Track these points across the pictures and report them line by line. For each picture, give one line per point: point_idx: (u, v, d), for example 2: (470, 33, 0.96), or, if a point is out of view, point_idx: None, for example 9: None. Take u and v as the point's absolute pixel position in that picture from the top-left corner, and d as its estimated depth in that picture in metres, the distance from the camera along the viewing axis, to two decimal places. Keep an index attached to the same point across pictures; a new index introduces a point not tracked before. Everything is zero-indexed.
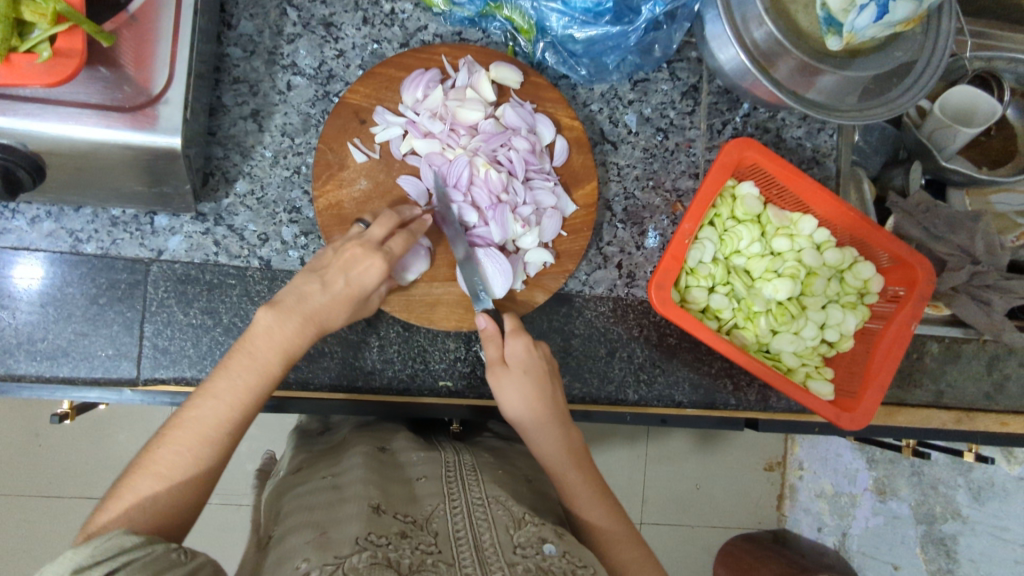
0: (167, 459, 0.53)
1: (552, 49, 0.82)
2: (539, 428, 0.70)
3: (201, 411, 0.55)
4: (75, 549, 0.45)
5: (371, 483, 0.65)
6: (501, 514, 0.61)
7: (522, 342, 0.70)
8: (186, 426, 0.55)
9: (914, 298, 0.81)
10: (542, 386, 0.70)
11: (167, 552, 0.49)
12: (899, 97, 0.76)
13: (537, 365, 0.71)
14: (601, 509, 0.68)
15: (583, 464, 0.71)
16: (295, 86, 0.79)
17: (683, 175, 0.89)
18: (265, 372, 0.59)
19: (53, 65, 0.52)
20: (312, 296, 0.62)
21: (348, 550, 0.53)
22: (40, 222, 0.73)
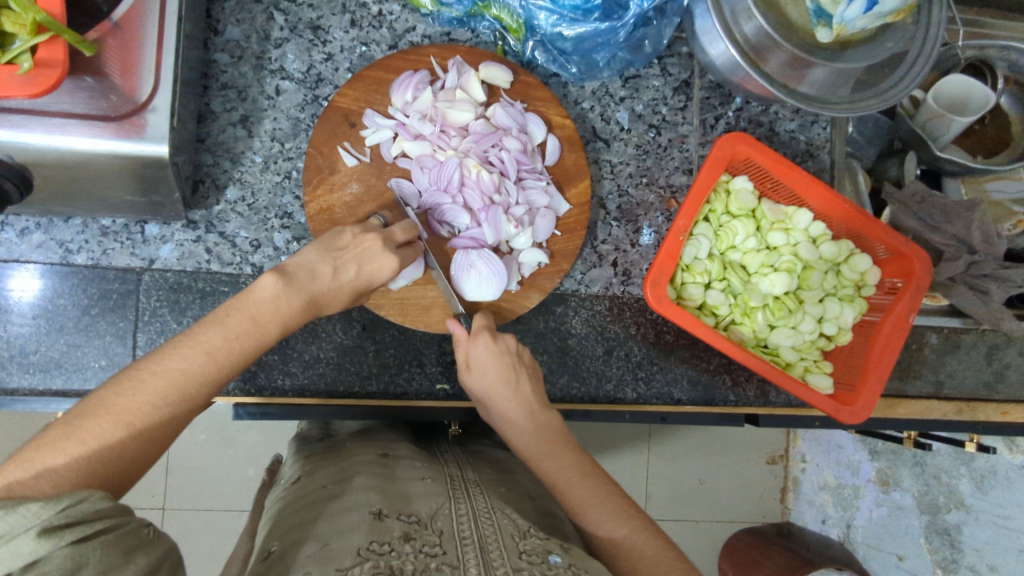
0: (139, 403, 0.52)
1: (542, 47, 0.81)
2: (508, 425, 0.71)
3: (186, 364, 0.55)
4: (48, 502, 0.43)
5: (373, 490, 0.65)
6: (504, 522, 0.62)
7: (483, 342, 0.71)
8: (166, 376, 0.54)
9: (911, 290, 0.81)
10: (505, 381, 0.71)
11: (139, 527, 0.48)
12: (892, 88, 0.76)
13: (498, 360, 0.71)
14: (583, 489, 0.67)
15: (557, 450, 0.70)
16: (284, 90, 0.79)
17: (676, 171, 0.88)
18: (260, 337, 0.59)
19: (35, 77, 0.50)
20: (318, 285, 0.63)
21: (351, 561, 0.52)
22: (30, 234, 0.73)
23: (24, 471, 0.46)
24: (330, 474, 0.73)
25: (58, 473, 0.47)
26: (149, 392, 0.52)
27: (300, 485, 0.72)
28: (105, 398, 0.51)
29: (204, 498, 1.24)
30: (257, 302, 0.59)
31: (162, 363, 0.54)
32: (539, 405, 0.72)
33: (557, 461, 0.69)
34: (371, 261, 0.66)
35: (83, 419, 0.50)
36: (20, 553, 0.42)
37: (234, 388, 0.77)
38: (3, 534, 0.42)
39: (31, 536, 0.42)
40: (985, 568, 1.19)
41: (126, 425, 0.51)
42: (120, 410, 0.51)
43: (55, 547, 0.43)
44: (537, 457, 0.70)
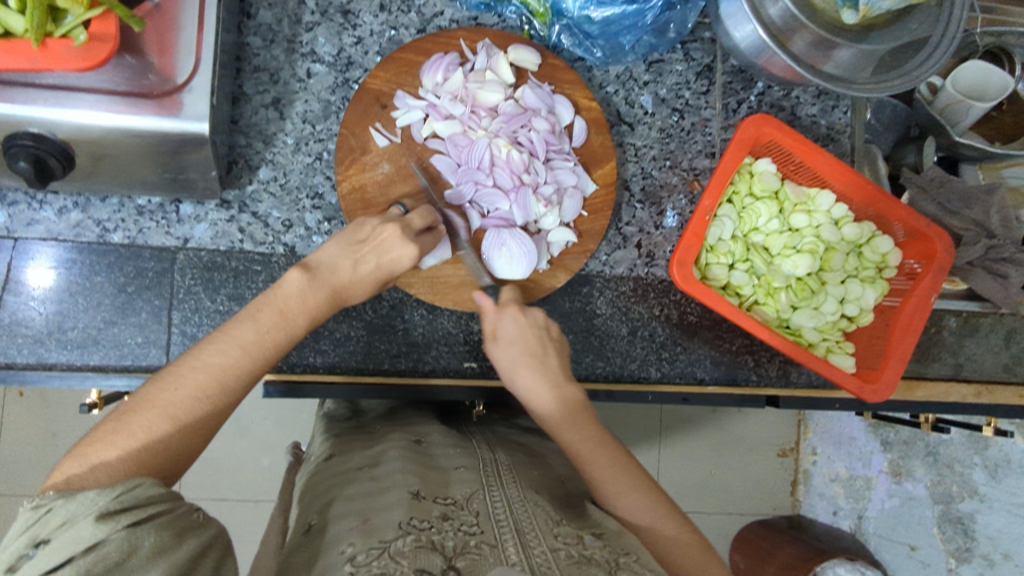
0: (182, 397, 0.53)
1: (568, 31, 0.83)
2: (534, 397, 0.70)
3: (223, 358, 0.56)
4: (103, 489, 0.45)
5: (408, 472, 0.66)
6: (538, 510, 0.61)
7: (510, 315, 0.72)
8: (206, 370, 0.55)
9: (933, 270, 0.81)
10: (531, 354, 0.71)
11: (188, 512, 0.49)
12: (918, 69, 0.76)
13: (526, 333, 0.71)
14: (605, 463, 0.65)
15: (580, 419, 0.68)
16: (315, 73, 0.80)
17: (699, 154, 0.89)
18: (293, 334, 0.61)
19: (88, 50, 0.53)
20: (344, 271, 0.65)
21: (393, 534, 0.53)
22: (67, 213, 0.74)
23: (81, 467, 0.49)
24: (364, 455, 0.73)
25: (110, 465, 0.49)
26: (190, 387, 0.54)
27: (334, 462, 0.73)
28: (149, 393, 0.53)
29: (221, 487, 1.26)
30: (284, 296, 0.61)
31: (202, 359, 0.56)
32: (562, 376, 0.71)
33: (579, 432, 0.67)
34: (392, 248, 0.67)
35: (130, 414, 0.52)
36: (80, 538, 0.43)
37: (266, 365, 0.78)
38: (64, 522, 0.44)
39: (91, 520, 0.44)
40: (998, 556, 1.19)
41: (173, 416, 0.53)
42: (164, 403, 0.53)
43: (112, 530, 0.44)
44: (558, 426, 0.68)
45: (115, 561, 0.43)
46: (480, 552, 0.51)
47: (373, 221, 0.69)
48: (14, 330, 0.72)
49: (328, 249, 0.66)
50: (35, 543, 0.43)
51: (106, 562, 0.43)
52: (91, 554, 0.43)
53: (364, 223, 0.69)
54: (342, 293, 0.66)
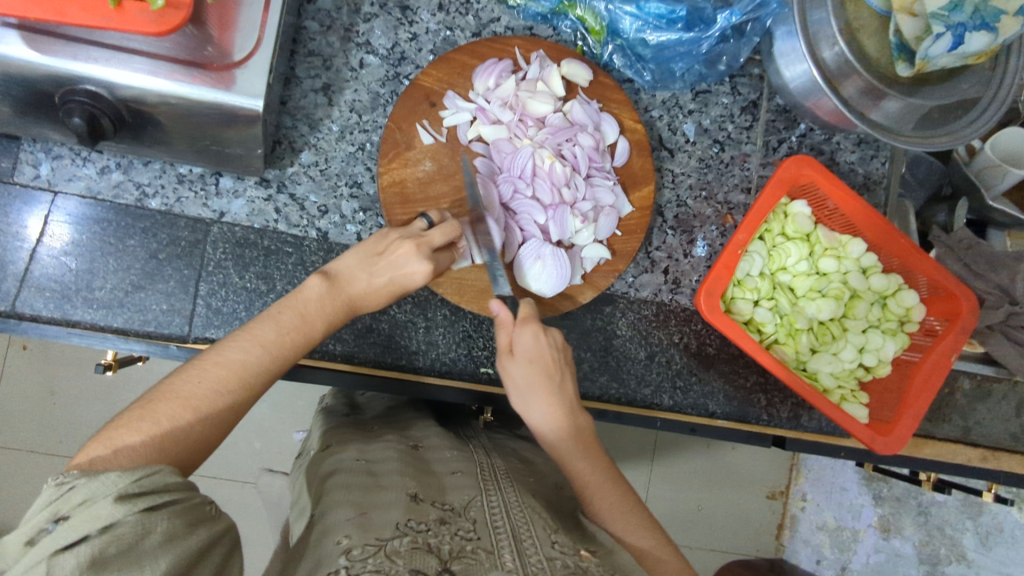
0: (204, 390, 0.55)
1: (621, 51, 0.84)
2: (548, 422, 0.70)
3: (245, 355, 0.58)
4: (125, 472, 0.45)
5: (407, 474, 0.65)
6: (537, 518, 0.61)
7: (530, 330, 0.69)
8: (228, 365, 0.57)
9: (956, 330, 0.81)
10: (548, 376, 0.70)
11: (202, 503, 0.49)
12: (964, 129, 0.77)
13: (546, 353, 0.69)
14: (614, 497, 0.67)
15: (591, 451, 0.70)
16: (367, 64, 0.81)
17: (735, 189, 0.89)
18: (309, 338, 0.63)
19: (162, 15, 0.53)
20: (357, 283, 0.66)
21: (390, 533, 0.52)
22: (109, 173, 0.75)
23: (104, 448, 0.49)
24: (366, 449, 0.73)
25: (133, 448, 0.49)
26: (209, 380, 0.55)
27: (332, 454, 0.73)
28: (174, 384, 0.54)
29: (211, 464, 1.25)
30: (304, 301, 0.63)
31: (224, 355, 0.57)
32: (575, 404, 0.72)
33: (591, 462, 0.69)
34: (407, 264, 0.66)
35: (153, 403, 0.53)
36: (97, 517, 0.43)
37: None
38: (84, 501, 0.43)
39: (109, 500, 0.44)
40: None
41: (193, 407, 0.53)
42: (185, 394, 0.53)
43: (129, 511, 0.44)
44: (569, 454, 0.69)
45: (127, 544, 0.43)
46: (475, 557, 0.50)
47: (390, 235, 0.69)
48: (43, 285, 0.73)
49: (347, 260, 0.67)
50: (54, 518, 0.43)
51: (119, 541, 0.43)
52: (107, 534, 0.43)
53: (386, 236, 0.69)
54: (361, 298, 0.67)
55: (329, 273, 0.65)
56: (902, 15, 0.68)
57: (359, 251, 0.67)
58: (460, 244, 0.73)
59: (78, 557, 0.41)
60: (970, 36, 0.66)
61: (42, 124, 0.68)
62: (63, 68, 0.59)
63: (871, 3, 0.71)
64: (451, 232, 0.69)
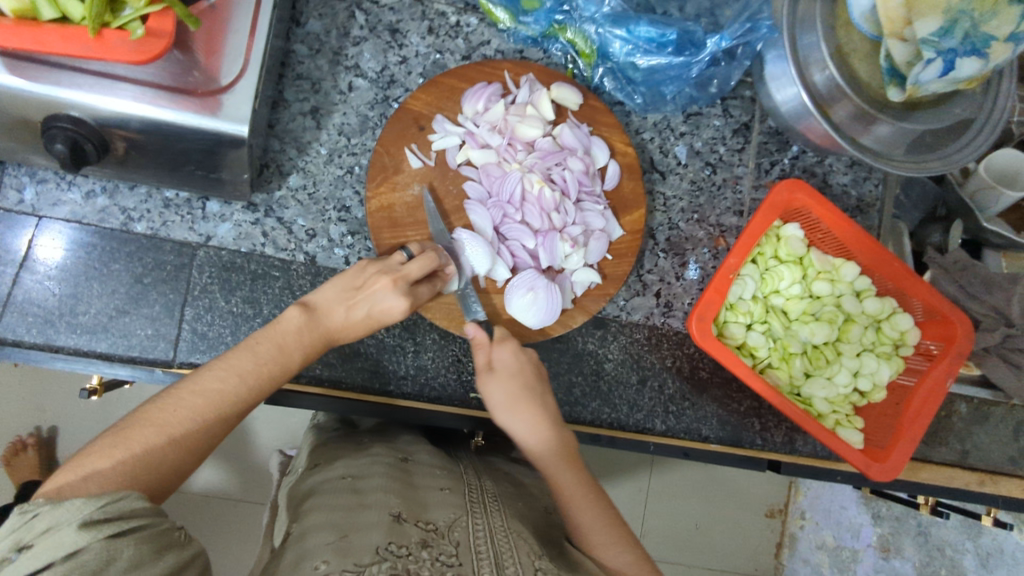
0: (180, 417, 0.54)
1: (611, 75, 0.84)
2: (531, 440, 0.70)
3: (222, 385, 0.57)
4: (90, 498, 0.44)
5: (392, 491, 0.64)
6: (521, 543, 0.61)
7: (508, 347, 0.72)
8: (205, 394, 0.56)
9: (950, 355, 0.80)
10: (525, 391, 0.71)
11: (171, 528, 0.48)
12: (958, 153, 0.76)
13: (524, 368, 0.72)
14: (594, 510, 0.66)
15: (575, 465, 0.69)
16: (356, 87, 0.80)
17: (728, 211, 0.89)
18: (284, 362, 0.62)
19: (143, 44, 0.53)
20: (334, 314, 0.66)
21: (369, 558, 0.51)
22: (95, 197, 0.74)
23: (73, 475, 0.48)
24: (352, 464, 0.72)
25: (104, 474, 0.49)
26: (186, 408, 0.55)
27: (318, 472, 0.71)
28: (148, 411, 0.54)
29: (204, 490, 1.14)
30: (282, 332, 0.63)
31: (201, 383, 0.57)
32: (559, 421, 0.72)
33: (574, 475, 0.68)
34: (382, 300, 0.66)
35: (126, 429, 0.52)
36: (62, 544, 0.42)
37: None
38: (47, 529, 0.42)
39: (73, 528, 0.43)
40: None
41: (168, 433, 0.53)
42: (162, 421, 0.53)
43: (94, 538, 0.43)
44: (552, 466, 0.69)
45: (92, 570, 0.42)
46: None
47: (368, 266, 0.69)
48: (26, 310, 0.72)
49: (326, 292, 0.67)
50: (16, 548, 0.42)
51: (85, 568, 0.42)
52: (71, 562, 0.42)
53: (365, 269, 0.69)
54: (338, 330, 0.66)
55: (307, 303, 0.65)
56: (892, 40, 0.67)
57: (338, 283, 0.67)
58: (450, 269, 0.73)
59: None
60: (960, 62, 0.66)
61: (26, 148, 0.67)
62: (47, 94, 0.58)
63: (862, 28, 0.70)
64: (431, 262, 0.69)
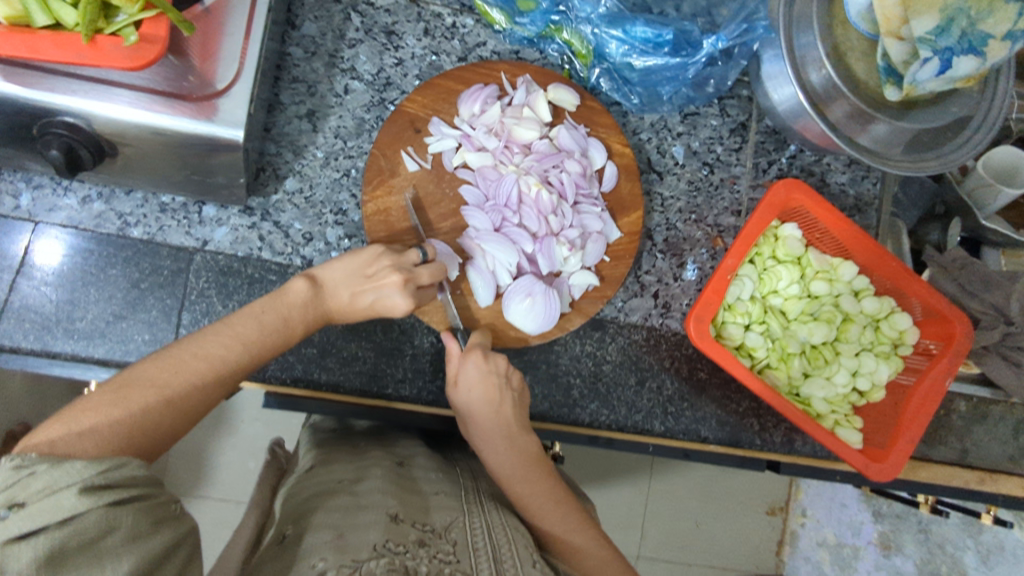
0: (180, 380, 0.54)
1: (608, 75, 0.84)
2: (496, 452, 0.70)
3: (226, 352, 0.58)
4: (91, 462, 0.44)
5: (389, 492, 0.64)
6: (517, 538, 0.63)
7: (472, 357, 0.70)
8: (209, 359, 0.57)
9: (949, 354, 0.80)
10: (490, 401, 0.70)
11: (168, 502, 0.48)
12: (956, 152, 0.76)
13: (487, 379, 0.70)
14: (554, 519, 0.68)
15: (537, 475, 0.70)
16: (352, 90, 0.80)
17: (725, 211, 0.89)
18: (287, 334, 0.63)
19: (137, 50, 0.53)
20: (341, 295, 0.66)
21: (366, 555, 0.51)
22: (91, 202, 0.74)
23: (67, 430, 0.48)
24: (348, 468, 0.71)
25: (100, 434, 0.49)
26: (189, 373, 0.55)
27: (314, 475, 0.70)
28: (150, 369, 0.54)
29: (203, 485, 1.19)
30: (288, 305, 0.63)
31: (205, 348, 0.57)
32: (520, 428, 0.71)
33: (535, 485, 0.69)
34: (389, 296, 0.65)
35: (126, 387, 0.52)
36: (59, 508, 0.42)
37: (269, 377, 0.77)
38: (43, 489, 0.42)
39: (74, 492, 0.42)
40: None
41: (167, 396, 0.53)
42: (162, 382, 0.53)
43: (93, 504, 0.43)
44: (514, 480, 0.69)
45: (89, 538, 0.42)
46: None
47: (377, 253, 0.67)
48: (23, 316, 0.72)
49: (336, 269, 0.67)
50: (9, 505, 0.41)
51: (80, 534, 0.42)
52: (67, 527, 0.41)
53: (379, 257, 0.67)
54: (340, 311, 0.67)
55: (315, 277, 0.65)
56: (889, 39, 0.67)
57: (349, 263, 0.67)
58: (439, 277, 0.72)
59: (35, 548, 0.40)
60: (958, 59, 0.66)
61: (23, 154, 0.67)
62: (41, 100, 0.58)
63: (860, 28, 0.71)
64: (437, 271, 0.69)
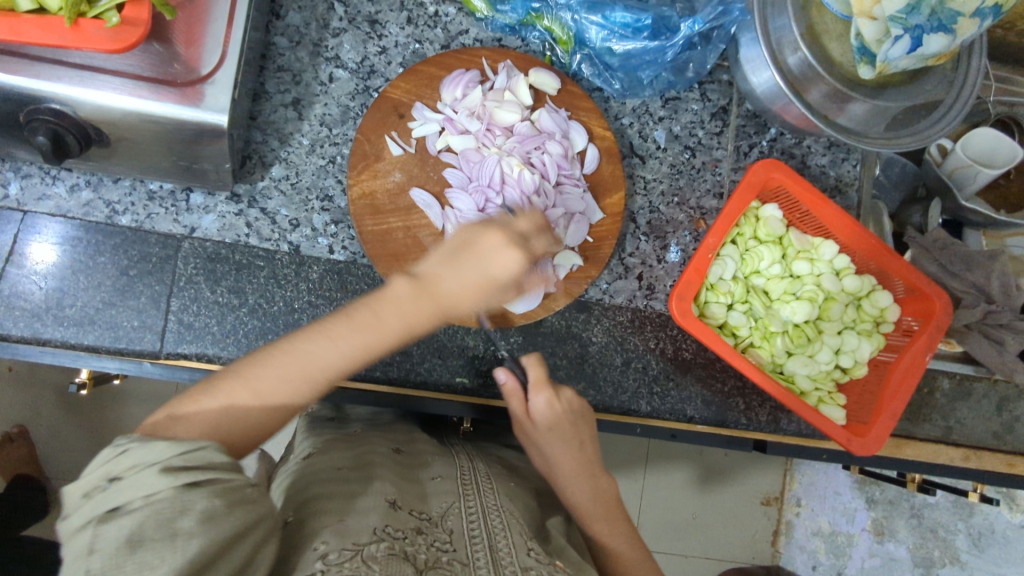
0: (272, 379, 0.51)
1: (589, 61, 0.85)
2: (573, 486, 0.75)
3: (319, 349, 0.51)
4: (173, 444, 0.46)
5: (388, 480, 0.65)
6: (514, 522, 0.62)
7: (542, 393, 0.73)
8: (337, 342, 0.51)
9: (929, 330, 0.81)
10: (564, 436, 0.74)
11: (244, 486, 0.47)
12: (929, 129, 0.77)
13: (560, 417, 0.73)
14: (632, 555, 0.72)
15: (612, 513, 0.74)
16: (337, 78, 0.81)
17: (707, 194, 0.90)
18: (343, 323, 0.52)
19: (119, 32, 0.54)
20: None
21: (367, 538, 0.52)
22: (79, 190, 0.75)
23: (167, 416, 0.50)
24: (348, 455, 0.71)
25: (194, 425, 0.49)
26: (277, 370, 0.51)
27: (313, 461, 0.70)
28: (267, 360, 0.51)
29: None
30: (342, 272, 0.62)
31: (303, 343, 0.51)
32: (597, 469, 0.76)
33: (611, 522, 0.73)
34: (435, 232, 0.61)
35: (217, 382, 0.51)
36: (143, 483, 0.43)
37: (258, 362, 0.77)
38: (134, 465, 0.44)
39: (155, 470, 0.44)
40: None
41: (259, 397, 0.50)
42: (249, 378, 0.51)
43: (169, 483, 0.43)
44: (591, 516, 0.74)
45: (165, 517, 0.42)
46: (451, 570, 0.52)
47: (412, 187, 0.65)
48: (12, 304, 0.73)
49: None
50: (108, 478, 0.44)
51: (158, 514, 0.42)
52: (149, 502, 0.42)
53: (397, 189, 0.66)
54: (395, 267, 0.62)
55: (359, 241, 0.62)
56: (862, 19, 0.68)
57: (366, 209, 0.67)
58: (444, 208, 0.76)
59: (119, 526, 0.41)
60: (928, 38, 0.67)
61: (11, 143, 0.68)
62: (28, 87, 0.59)
63: (833, 8, 0.72)
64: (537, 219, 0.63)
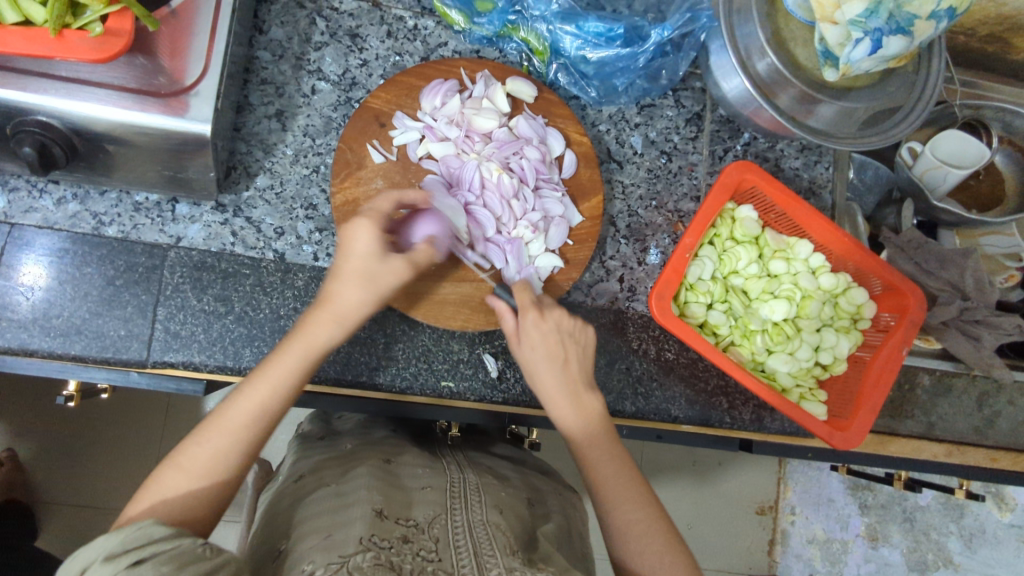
0: (226, 439, 0.58)
1: (564, 70, 0.88)
2: (563, 402, 0.70)
3: (258, 400, 0.60)
4: (111, 534, 0.50)
5: (374, 488, 0.65)
6: (498, 536, 0.60)
7: (528, 314, 0.71)
8: (290, 378, 0.61)
9: (904, 325, 0.83)
10: (552, 356, 0.71)
11: (191, 547, 0.51)
12: (895, 128, 0.80)
13: (547, 335, 0.71)
14: (612, 474, 0.67)
15: (599, 432, 0.70)
16: (319, 90, 0.83)
17: (684, 197, 0.92)
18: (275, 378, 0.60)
19: (103, 43, 0.56)
20: None
21: (354, 548, 0.54)
22: (66, 203, 0.76)
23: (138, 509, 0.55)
24: (335, 472, 0.72)
25: (166, 505, 0.55)
26: (225, 428, 0.58)
27: (304, 484, 0.71)
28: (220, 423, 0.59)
29: None
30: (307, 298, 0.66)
31: (241, 400, 0.60)
32: (586, 386, 0.72)
33: (596, 442, 0.69)
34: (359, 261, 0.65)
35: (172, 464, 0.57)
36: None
37: (244, 370, 0.77)
38: (83, 567, 0.49)
39: (100, 561, 0.48)
40: None
41: (215, 456, 0.57)
42: (203, 448, 0.57)
43: (112, 569, 0.48)
44: (578, 436, 0.70)
45: None
46: None
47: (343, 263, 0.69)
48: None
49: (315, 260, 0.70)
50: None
51: None
52: None
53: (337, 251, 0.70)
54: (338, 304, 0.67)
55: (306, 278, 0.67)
56: (825, 23, 0.71)
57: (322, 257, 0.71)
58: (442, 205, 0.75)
59: None
60: (888, 39, 0.69)
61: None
62: (15, 99, 0.60)
63: (798, 16, 0.74)
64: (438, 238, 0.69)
